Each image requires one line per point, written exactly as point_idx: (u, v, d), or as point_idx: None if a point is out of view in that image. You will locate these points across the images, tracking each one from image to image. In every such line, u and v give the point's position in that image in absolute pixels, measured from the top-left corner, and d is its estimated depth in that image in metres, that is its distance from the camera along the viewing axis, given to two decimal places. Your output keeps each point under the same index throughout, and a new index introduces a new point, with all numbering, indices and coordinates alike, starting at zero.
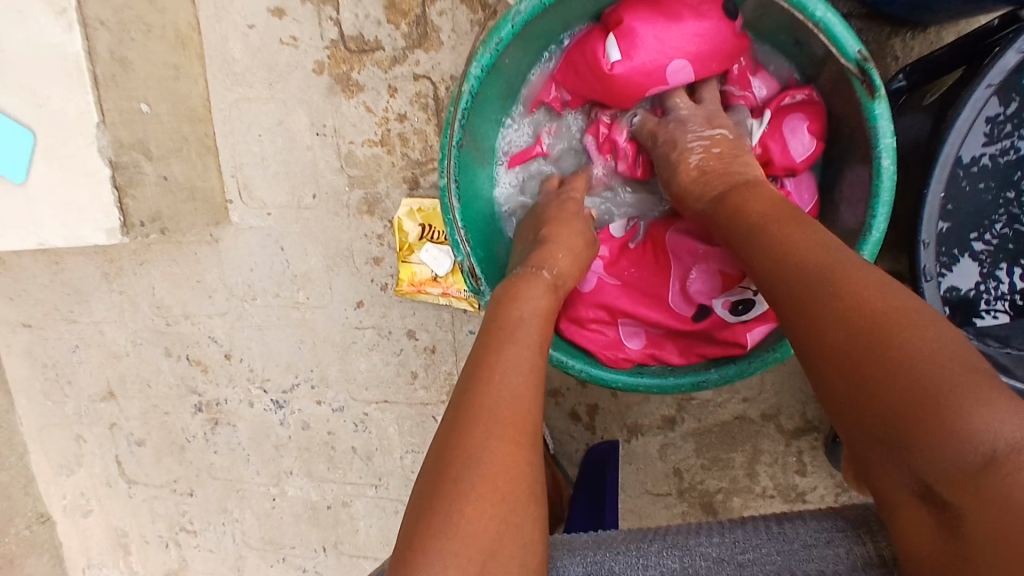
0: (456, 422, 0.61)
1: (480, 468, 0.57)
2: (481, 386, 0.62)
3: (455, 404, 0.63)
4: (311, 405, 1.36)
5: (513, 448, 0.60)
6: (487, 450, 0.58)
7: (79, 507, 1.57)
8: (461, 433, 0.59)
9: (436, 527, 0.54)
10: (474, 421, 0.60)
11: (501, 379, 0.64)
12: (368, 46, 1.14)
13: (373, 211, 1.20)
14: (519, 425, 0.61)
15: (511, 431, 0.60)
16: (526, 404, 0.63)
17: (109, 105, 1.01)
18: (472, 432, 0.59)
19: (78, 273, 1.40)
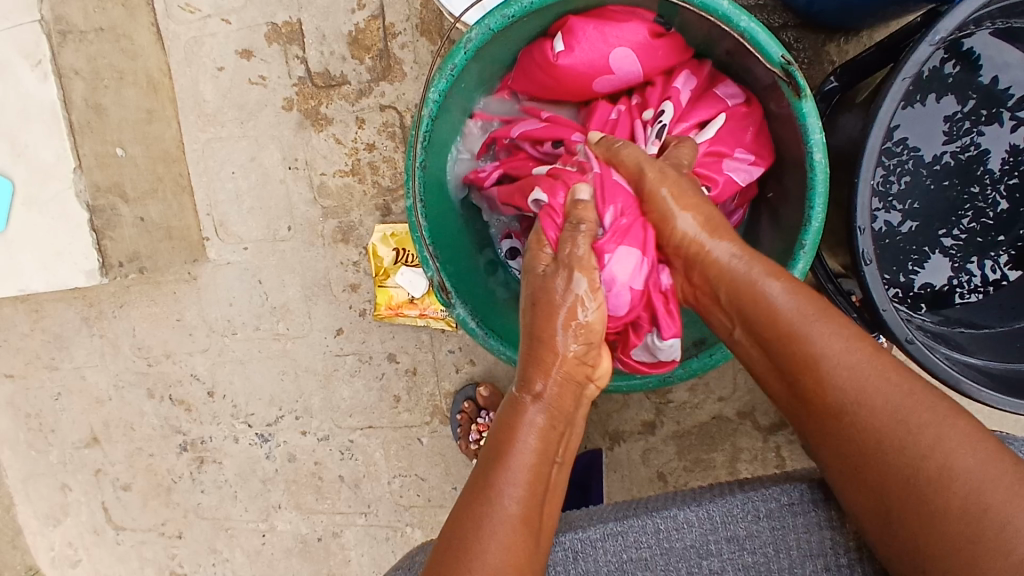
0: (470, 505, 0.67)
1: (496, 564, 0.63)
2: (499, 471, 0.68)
3: (474, 486, 0.68)
4: (296, 436, 1.36)
5: (524, 533, 0.66)
6: (498, 540, 0.64)
7: (67, 558, 1.56)
8: (474, 530, 0.65)
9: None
10: (497, 505, 0.66)
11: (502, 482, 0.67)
12: (334, 80, 1.18)
13: (348, 239, 1.24)
14: (530, 518, 0.67)
15: (526, 526, 0.66)
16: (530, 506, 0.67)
17: (85, 150, 1.04)
18: (488, 514, 0.65)
19: (58, 319, 1.42)
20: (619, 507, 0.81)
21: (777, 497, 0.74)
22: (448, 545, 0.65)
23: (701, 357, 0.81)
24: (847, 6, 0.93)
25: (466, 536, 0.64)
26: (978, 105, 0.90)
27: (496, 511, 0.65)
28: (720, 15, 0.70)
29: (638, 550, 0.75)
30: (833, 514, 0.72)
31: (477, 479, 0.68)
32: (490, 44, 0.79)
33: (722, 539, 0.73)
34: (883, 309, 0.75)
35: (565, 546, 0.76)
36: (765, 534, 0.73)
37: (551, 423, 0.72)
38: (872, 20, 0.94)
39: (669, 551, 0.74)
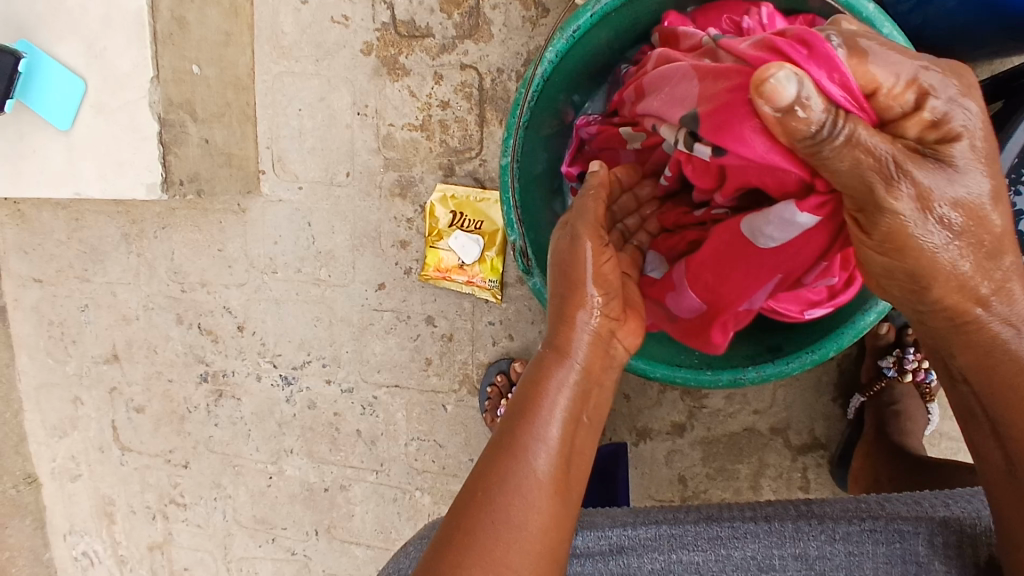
0: (489, 460, 0.58)
1: (515, 524, 0.56)
2: (529, 423, 0.59)
3: (495, 440, 0.60)
4: (320, 385, 1.35)
5: (552, 497, 0.58)
6: (524, 508, 0.56)
7: (69, 471, 1.56)
8: (493, 484, 0.57)
9: (478, 537, 0.55)
10: (524, 469, 0.57)
11: (532, 428, 0.59)
12: (418, 32, 1.16)
13: (405, 195, 1.21)
14: (558, 477, 0.59)
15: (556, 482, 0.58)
16: (557, 454, 0.59)
17: (164, 62, 1.03)
18: (517, 474, 0.57)
19: (97, 231, 1.40)
20: (669, 511, 0.76)
21: (858, 522, 0.68)
22: (462, 503, 0.58)
23: (776, 364, 0.79)
24: (964, 34, 0.90)
25: (489, 495, 0.56)
26: (1023, 166, 0.79)
27: (524, 465, 0.57)
28: (863, 18, 0.69)
29: (689, 552, 0.69)
30: (919, 545, 0.65)
31: (505, 427, 0.60)
32: (618, 11, 0.77)
33: (788, 555, 0.68)
34: None
35: (611, 540, 0.72)
36: (839, 557, 0.66)
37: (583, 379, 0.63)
38: (985, 52, 0.92)
39: (724, 558, 0.69)
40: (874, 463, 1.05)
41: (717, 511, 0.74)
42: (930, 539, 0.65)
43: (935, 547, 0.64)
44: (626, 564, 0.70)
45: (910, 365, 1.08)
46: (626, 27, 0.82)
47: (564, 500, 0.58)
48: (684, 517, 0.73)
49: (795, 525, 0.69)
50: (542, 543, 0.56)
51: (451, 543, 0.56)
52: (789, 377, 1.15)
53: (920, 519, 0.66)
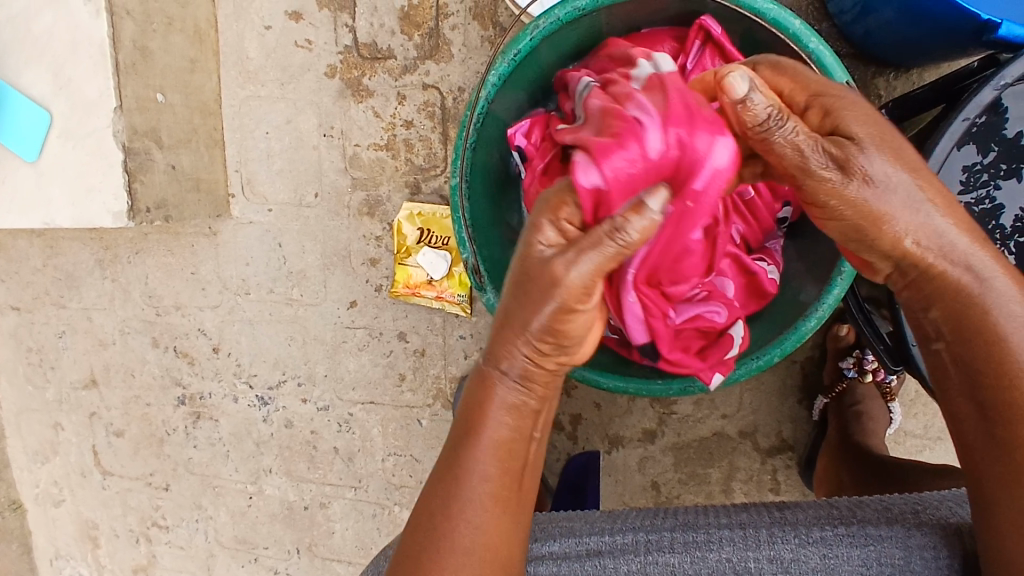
0: (439, 477, 0.60)
1: (466, 548, 0.59)
2: (472, 448, 0.59)
3: (444, 457, 0.61)
4: (296, 403, 1.36)
5: (499, 509, 0.60)
6: (471, 531, 0.59)
7: (51, 497, 1.56)
8: (441, 525, 0.59)
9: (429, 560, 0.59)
10: (470, 495, 0.59)
11: (478, 456, 0.59)
12: (380, 53, 1.18)
13: (373, 213, 1.23)
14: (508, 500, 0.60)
15: (505, 505, 0.60)
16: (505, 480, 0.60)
17: (128, 91, 1.05)
18: (462, 509, 0.59)
19: (71, 257, 1.41)
20: (645, 519, 0.75)
21: (834, 527, 0.68)
22: (415, 532, 0.61)
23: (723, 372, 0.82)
24: (904, 43, 0.92)
25: (438, 531, 0.59)
26: (1000, 159, 0.87)
27: (467, 489, 0.59)
28: (791, 34, 0.71)
29: (664, 556, 0.69)
30: (895, 549, 0.65)
31: (452, 454, 0.60)
32: (559, 35, 0.79)
33: (763, 557, 0.67)
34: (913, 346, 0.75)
35: (587, 545, 0.72)
36: (814, 560, 0.66)
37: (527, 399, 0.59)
38: (925, 60, 0.94)
39: (699, 560, 0.68)
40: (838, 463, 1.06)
41: (694, 518, 0.74)
42: (905, 542, 0.65)
43: (910, 551, 0.64)
44: (601, 564, 0.69)
45: (870, 366, 1.08)
46: (571, 47, 0.84)
47: (514, 511, 0.61)
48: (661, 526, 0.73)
49: (770, 530, 0.69)
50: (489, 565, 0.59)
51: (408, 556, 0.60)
52: (755, 381, 1.17)
53: (896, 525, 0.66)
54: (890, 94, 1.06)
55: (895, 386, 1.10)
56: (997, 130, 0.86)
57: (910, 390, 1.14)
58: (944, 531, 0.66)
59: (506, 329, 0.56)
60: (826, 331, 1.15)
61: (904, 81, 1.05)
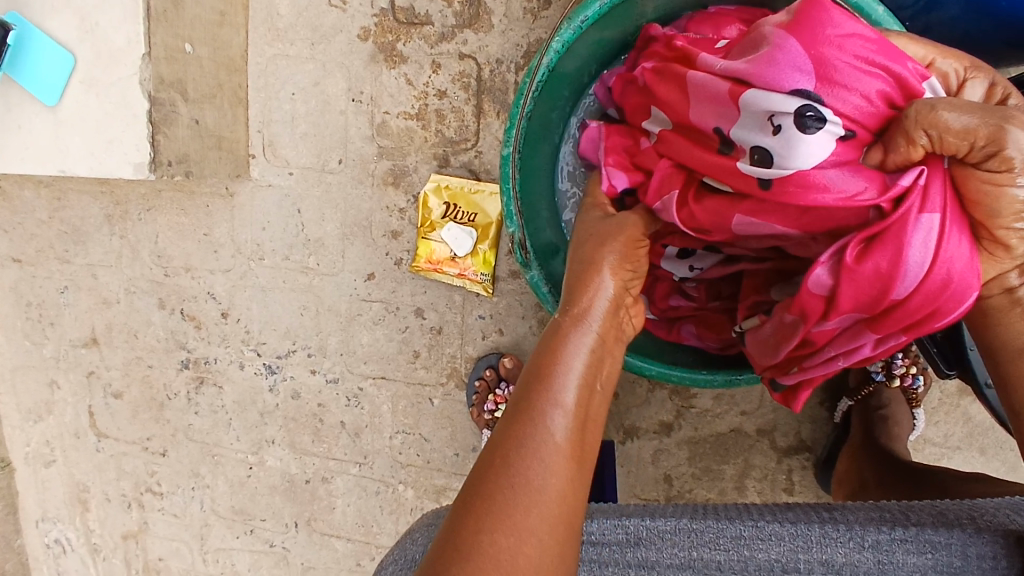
0: (511, 415, 0.54)
1: (543, 495, 0.50)
2: (551, 384, 0.56)
3: (513, 400, 0.56)
4: (305, 374, 1.33)
5: (571, 464, 0.53)
6: (546, 474, 0.51)
7: (43, 457, 1.52)
8: (505, 486, 0.50)
9: (500, 501, 0.50)
10: (546, 431, 0.53)
11: (557, 387, 0.56)
12: (417, 19, 1.14)
13: (398, 184, 1.20)
14: (583, 451, 0.54)
15: (576, 453, 0.54)
16: (577, 423, 0.55)
17: (156, 39, 1.01)
18: (535, 441, 0.52)
19: (79, 211, 1.37)
20: (685, 507, 0.73)
21: (888, 529, 0.64)
22: (482, 469, 0.52)
23: None
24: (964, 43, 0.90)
25: (508, 461, 0.51)
26: None
27: (544, 437, 0.52)
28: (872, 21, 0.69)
29: (711, 550, 0.66)
30: (953, 558, 0.61)
31: (522, 397, 0.55)
32: (624, 8, 0.77)
33: (814, 560, 0.64)
34: (969, 348, 0.74)
35: (629, 530, 0.69)
36: (868, 564, 0.63)
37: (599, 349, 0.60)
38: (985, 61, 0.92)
39: (747, 558, 0.65)
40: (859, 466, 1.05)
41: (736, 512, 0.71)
42: (964, 551, 0.61)
43: (968, 561, 0.61)
44: (644, 556, 0.67)
45: (898, 371, 1.07)
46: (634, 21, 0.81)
47: (583, 469, 0.54)
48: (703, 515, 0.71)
49: (822, 529, 0.66)
50: (559, 518, 0.51)
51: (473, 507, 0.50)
52: None
53: (956, 531, 0.62)
54: None
55: (921, 392, 1.09)
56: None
57: (934, 397, 1.12)
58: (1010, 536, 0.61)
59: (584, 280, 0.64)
60: None
61: None
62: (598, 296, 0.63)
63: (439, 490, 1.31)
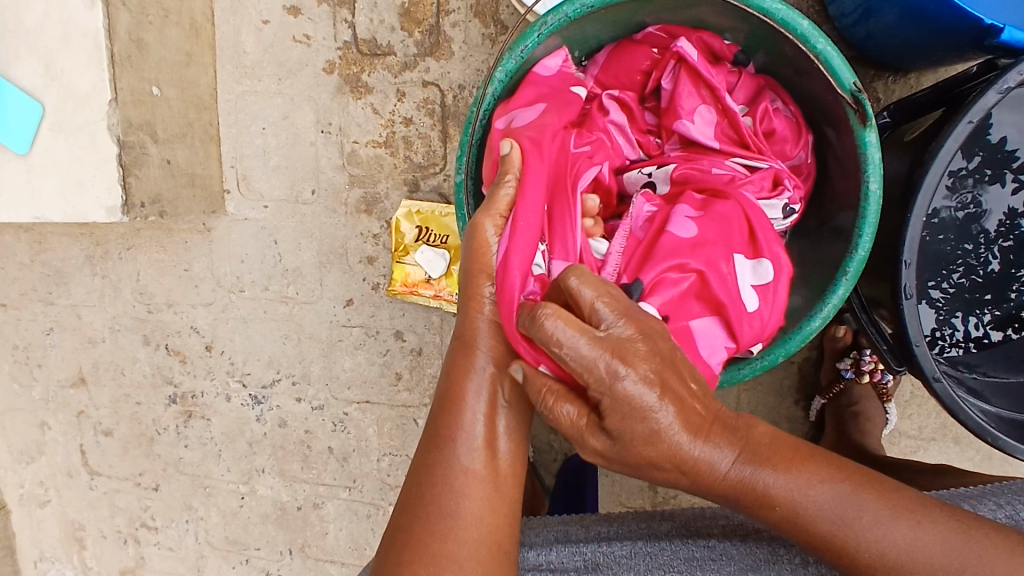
0: (425, 452, 0.69)
1: (459, 517, 0.65)
2: (455, 419, 0.68)
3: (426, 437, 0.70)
4: (290, 402, 1.35)
5: (484, 482, 0.67)
6: (457, 494, 0.65)
7: (36, 498, 1.53)
8: (430, 505, 0.65)
9: (425, 532, 0.65)
10: (454, 459, 0.67)
11: (461, 421, 0.68)
12: (380, 49, 1.17)
13: (371, 211, 1.22)
14: (495, 465, 0.67)
15: (488, 469, 0.67)
16: (484, 446, 0.67)
17: (123, 85, 1.03)
18: (447, 470, 0.66)
19: (61, 253, 1.38)
20: (642, 522, 0.76)
21: None
22: (411, 510, 0.66)
23: (728, 371, 0.81)
24: (905, 46, 0.93)
25: (427, 494, 0.66)
26: (984, 164, 0.89)
27: (451, 465, 0.66)
28: (799, 34, 0.72)
29: (664, 570, 0.68)
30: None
31: (433, 432, 0.69)
32: (564, 34, 0.80)
33: (761, 570, 0.66)
34: (916, 345, 0.78)
35: (587, 556, 0.72)
36: (811, 571, 0.65)
37: (502, 368, 0.69)
38: (925, 63, 0.94)
39: (699, 573, 0.67)
40: None
41: (694, 522, 0.74)
42: None
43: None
44: None
45: (867, 367, 1.09)
46: (576, 44, 0.84)
47: (498, 485, 0.67)
48: (659, 531, 0.74)
49: (767, 541, 0.68)
50: (482, 529, 0.65)
51: (405, 536, 0.66)
52: (752, 382, 1.18)
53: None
54: (888, 97, 1.06)
55: (891, 387, 1.11)
56: (982, 136, 0.87)
57: (905, 391, 1.14)
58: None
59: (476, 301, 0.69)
60: (822, 332, 1.16)
61: (903, 85, 1.05)
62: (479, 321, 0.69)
63: None
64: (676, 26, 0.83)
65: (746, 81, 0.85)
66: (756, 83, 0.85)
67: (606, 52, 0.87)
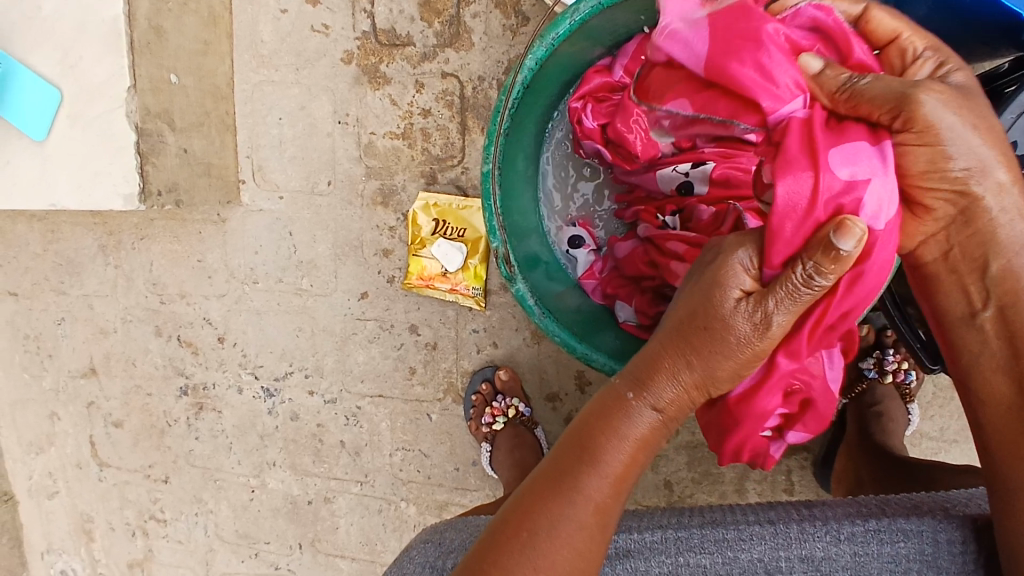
0: (541, 480, 0.59)
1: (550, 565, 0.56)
2: (586, 455, 0.58)
3: (548, 462, 0.61)
4: (303, 396, 1.34)
5: (592, 538, 0.58)
6: (558, 541, 0.56)
7: (45, 489, 1.53)
8: (534, 528, 0.57)
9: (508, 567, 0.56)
10: (571, 505, 0.57)
11: (597, 465, 0.58)
12: (399, 40, 1.16)
13: (387, 203, 1.21)
14: (606, 522, 0.58)
15: (599, 525, 0.58)
16: (604, 500, 0.58)
17: (141, 72, 1.02)
18: (558, 514, 0.57)
19: (74, 243, 1.38)
20: (668, 516, 0.73)
21: (863, 521, 0.66)
22: (501, 530, 0.58)
23: None
24: None
25: (526, 527, 0.57)
26: None
27: (568, 510, 0.57)
28: None
29: (695, 555, 0.67)
30: (925, 544, 0.63)
31: (559, 462, 0.59)
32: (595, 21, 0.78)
33: (795, 557, 0.65)
34: None
35: (617, 544, 0.69)
36: (845, 558, 0.64)
37: (660, 418, 0.59)
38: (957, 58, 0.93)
39: (730, 561, 0.66)
40: (856, 463, 1.05)
41: (720, 514, 0.71)
42: (936, 536, 0.64)
43: (938, 547, 0.63)
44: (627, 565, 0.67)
45: (891, 367, 1.08)
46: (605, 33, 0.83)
47: (602, 539, 0.58)
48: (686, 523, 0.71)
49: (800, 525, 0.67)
50: None
51: (487, 554, 0.57)
52: None
53: (926, 518, 0.65)
54: None
55: (914, 387, 1.09)
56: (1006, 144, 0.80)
57: (927, 391, 1.13)
58: (969, 522, 0.64)
59: (679, 333, 0.57)
60: None
61: None
62: (665, 358, 0.58)
63: (441, 506, 1.31)
64: None
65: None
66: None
67: (634, 42, 0.84)
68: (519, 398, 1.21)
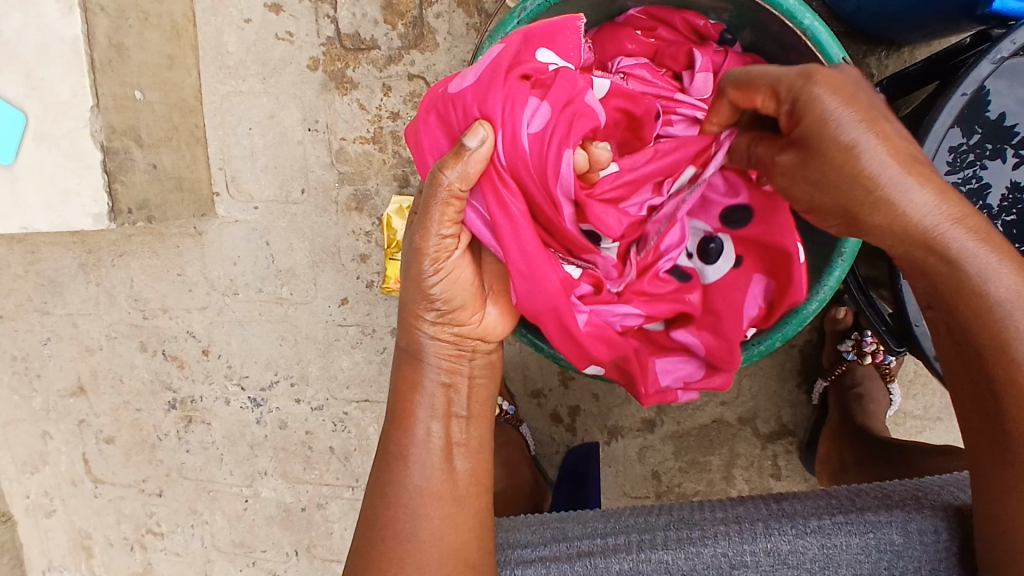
0: (380, 466, 0.67)
1: (423, 541, 0.64)
2: (402, 432, 0.67)
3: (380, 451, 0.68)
4: (290, 404, 1.34)
5: (444, 502, 0.65)
6: (417, 517, 0.64)
7: (42, 508, 1.53)
8: (393, 530, 0.64)
9: (387, 557, 0.63)
10: (408, 481, 0.65)
11: (410, 441, 0.66)
12: (364, 44, 1.16)
13: (362, 208, 1.21)
14: (453, 484, 0.66)
15: (447, 491, 0.66)
16: (437, 466, 0.66)
17: (104, 90, 1.02)
18: (401, 494, 0.65)
19: (54, 263, 1.38)
20: (638, 517, 0.74)
21: (830, 515, 0.66)
22: (372, 521, 0.66)
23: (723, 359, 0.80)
24: (896, 19, 0.91)
25: (385, 518, 0.64)
26: (984, 139, 0.82)
27: (406, 488, 0.65)
28: (784, 11, 0.71)
29: (659, 551, 0.67)
30: (894, 535, 0.63)
31: (386, 447, 0.67)
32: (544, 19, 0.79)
33: (760, 551, 0.65)
34: (916, 325, 0.76)
35: (585, 544, 0.70)
36: (813, 551, 0.64)
37: (450, 379, 0.68)
38: (919, 36, 0.92)
39: (694, 556, 0.66)
40: (838, 446, 1.05)
41: (689, 513, 0.73)
42: (905, 527, 0.63)
43: (909, 537, 0.63)
44: (592, 564, 0.67)
45: (869, 348, 1.07)
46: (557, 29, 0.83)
47: (460, 501, 0.66)
48: (655, 524, 0.71)
49: (767, 522, 0.68)
50: (446, 547, 0.64)
51: (365, 549, 0.65)
52: (753, 365, 1.16)
53: (896, 510, 0.65)
54: (882, 72, 1.04)
55: (895, 367, 1.09)
56: (980, 110, 0.82)
57: (909, 370, 1.13)
58: (942, 512, 0.64)
59: (414, 318, 0.67)
60: (823, 314, 1.15)
61: (896, 59, 1.03)
62: (423, 336, 0.67)
63: None
64: (657, 9, 0.82)
65: (733, 58, 0.79)
66: (744, 61, 0.80)
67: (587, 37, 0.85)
68: (503, 396, 1.20)
